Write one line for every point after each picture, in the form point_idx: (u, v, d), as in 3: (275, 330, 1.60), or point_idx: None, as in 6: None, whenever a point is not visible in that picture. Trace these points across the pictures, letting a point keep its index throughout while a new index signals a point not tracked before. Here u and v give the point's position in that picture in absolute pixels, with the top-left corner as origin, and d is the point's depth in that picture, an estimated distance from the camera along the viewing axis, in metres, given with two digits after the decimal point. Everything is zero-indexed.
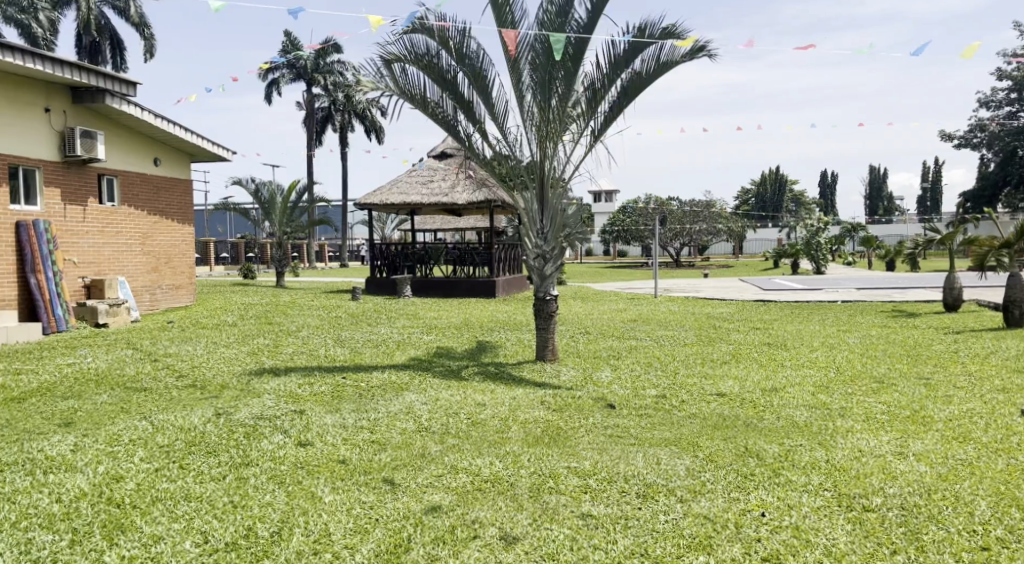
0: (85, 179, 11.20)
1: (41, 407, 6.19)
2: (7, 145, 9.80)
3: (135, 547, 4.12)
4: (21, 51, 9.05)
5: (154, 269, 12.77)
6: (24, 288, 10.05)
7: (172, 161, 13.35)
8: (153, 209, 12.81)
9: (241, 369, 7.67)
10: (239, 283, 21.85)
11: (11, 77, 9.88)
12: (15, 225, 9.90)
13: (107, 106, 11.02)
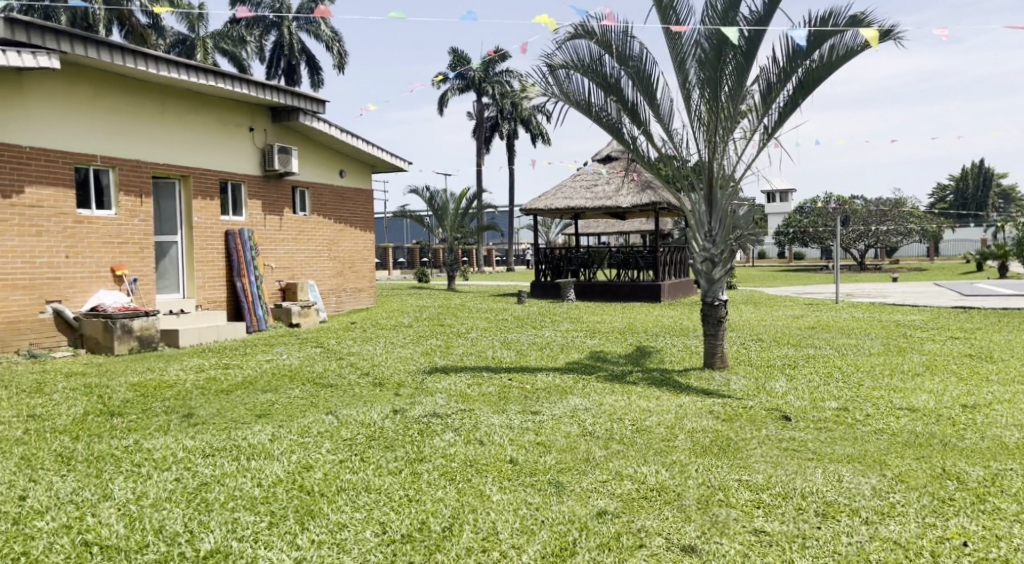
0: (281, 191, 12.34)
1: (246, 399, 6.90)
2: (218, 163, 11.00)
3: (324, 532, 4.47)
4: (232, 78, 10.17)
5: (339, 273, 13.81)
6: (231, 290, 11.23)
7: (356, 173, 14.37)
8: (339, 217, 13.85)
9: (415, 368, 8.10)
10: (416, 286, 23.07)
11: (224, 102, 11.13)
12: (224, 234, 11.12)
13: (300, 123, 12.06)
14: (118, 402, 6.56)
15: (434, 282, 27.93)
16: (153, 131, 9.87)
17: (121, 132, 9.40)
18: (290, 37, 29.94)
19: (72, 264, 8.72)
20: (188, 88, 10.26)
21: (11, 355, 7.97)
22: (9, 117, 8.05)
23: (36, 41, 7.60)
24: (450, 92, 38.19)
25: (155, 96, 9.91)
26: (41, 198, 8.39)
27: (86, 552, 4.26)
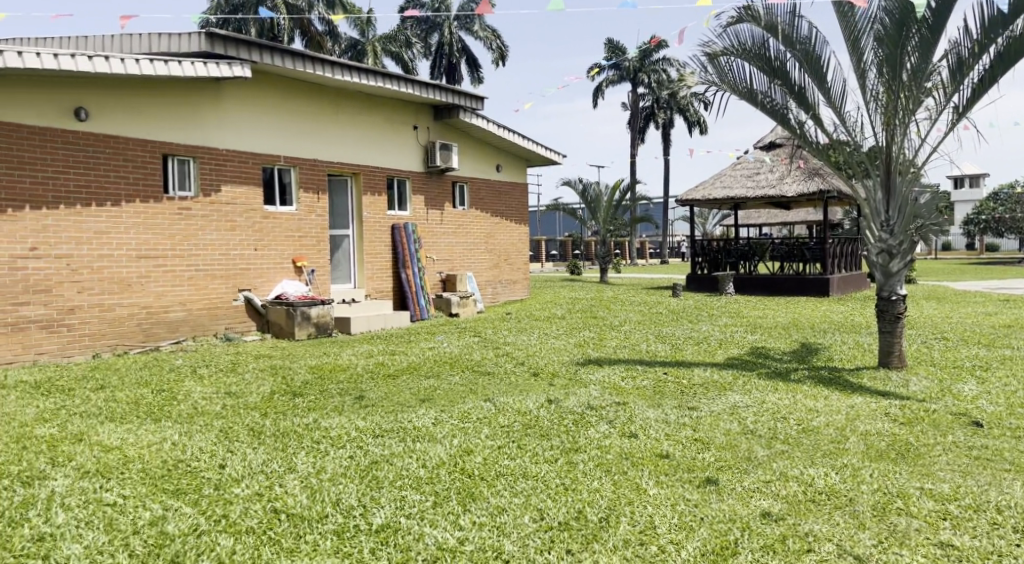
0: (442, 186, 12.86)
1: (411, 383, 7.28)
2: (385, 161, 11.63)
3: (484, 515, 4.64)
4: (399, 79, 10.73)
5: (496, 265, 14.20)
6: (396, 282, 11.86)
7: (512, 167, 14.69)
8: (496, 211, 14.22)
9: (569, 359, 8.18)
10: (568, 279, 23.25)
11: (391, 102, 11.76)
12: (390, 228, 11.75)
13: (460, 120, 12.50)
14: (298, 383, 7.14)
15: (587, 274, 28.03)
16: (328, 132, 10.60)
17: (301, 134, 10.17)
18: (451, 36, 31.38)
19: (259, 256, 9.57)
20: (359, 90, 10.93)
21: (210, 338, 8.89)
22: (209, 123, 8.96)
23: (231, 53, 8.40)
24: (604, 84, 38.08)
25: (330, 99, 10.64)
26: (236, 196, 9.26)
27: (275, 518, 4.69)
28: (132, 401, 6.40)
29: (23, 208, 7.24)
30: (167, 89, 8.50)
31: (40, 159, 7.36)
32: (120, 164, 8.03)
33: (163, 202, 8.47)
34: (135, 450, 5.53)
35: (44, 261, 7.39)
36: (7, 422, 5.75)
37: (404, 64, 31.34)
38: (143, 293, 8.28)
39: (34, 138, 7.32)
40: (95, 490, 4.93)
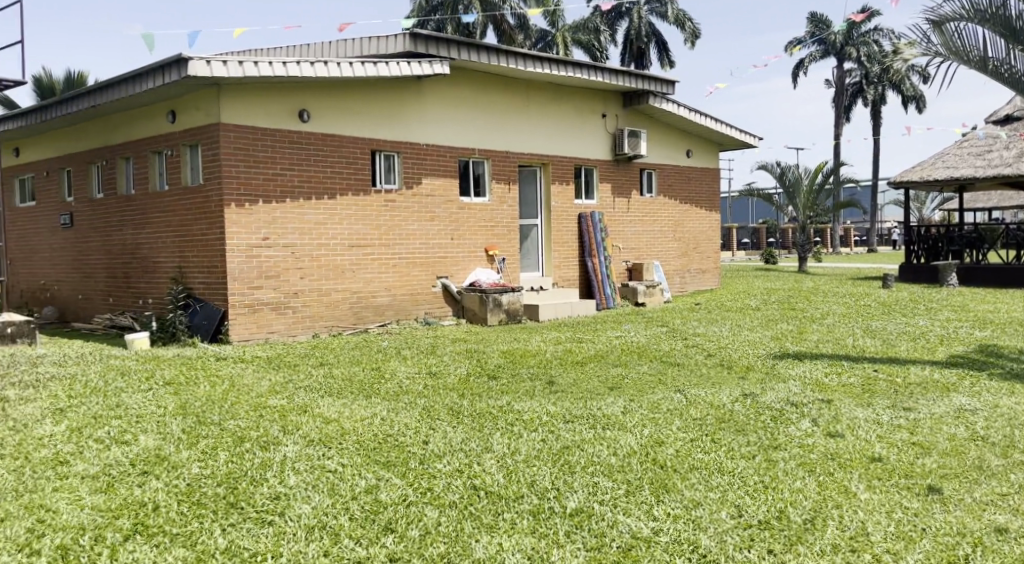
0: (630, 174, 12.76)
1: (599, 371, 7.32)
2: (573, 149, 11.72)
3: (678, 507, 4.56)
4: (589, 67, 10.77)
5: (684, 254, 13.91)
6: (582, 270, 11.98)
7: (702, 152, 14.26)
8: (685, 198, 13.89)
9: (765, 352, 7.82)
10: (760, 268, 22.22)
11: (581, 91, 11.84)
12: (577, 217, 11.87)
13: (650, 106, 12.32)
14: (492, 367, 7.44)
15: (784, 264, 26.61)
16: (519, 123, 10.87)
17: (494, 126, 10.52)
18: (638, 21, 30.97)
19: (454, 245, 10.04)
20: (548, 81, 11.10)
21: (411, 322, 9.49)
22: (411, 119, 9.52)
23: (432, 51, 8.88)
24: (806, 60, 35.82)
25: (521, 92, 10.90)
26: (434, 188, 9.78)
27: (476, 495, 4.91)
28: (346, 378, 7.00)
29: (257, 202, 8.11)
30: (376, 90, 9.14)
31: (271, 158, 8.21)
32: (335, 160, 8.76)
33: (371, 194, 9.12)
34: (350, 423, 6.03)
35: (274, 249, 8.24)
36: (246, 392, 6.51)
37: (596, 52, 31.60)
38: (355, 279, 8.98)
39: (266, 139, 8.17)
40: (319, 457, 5.44)
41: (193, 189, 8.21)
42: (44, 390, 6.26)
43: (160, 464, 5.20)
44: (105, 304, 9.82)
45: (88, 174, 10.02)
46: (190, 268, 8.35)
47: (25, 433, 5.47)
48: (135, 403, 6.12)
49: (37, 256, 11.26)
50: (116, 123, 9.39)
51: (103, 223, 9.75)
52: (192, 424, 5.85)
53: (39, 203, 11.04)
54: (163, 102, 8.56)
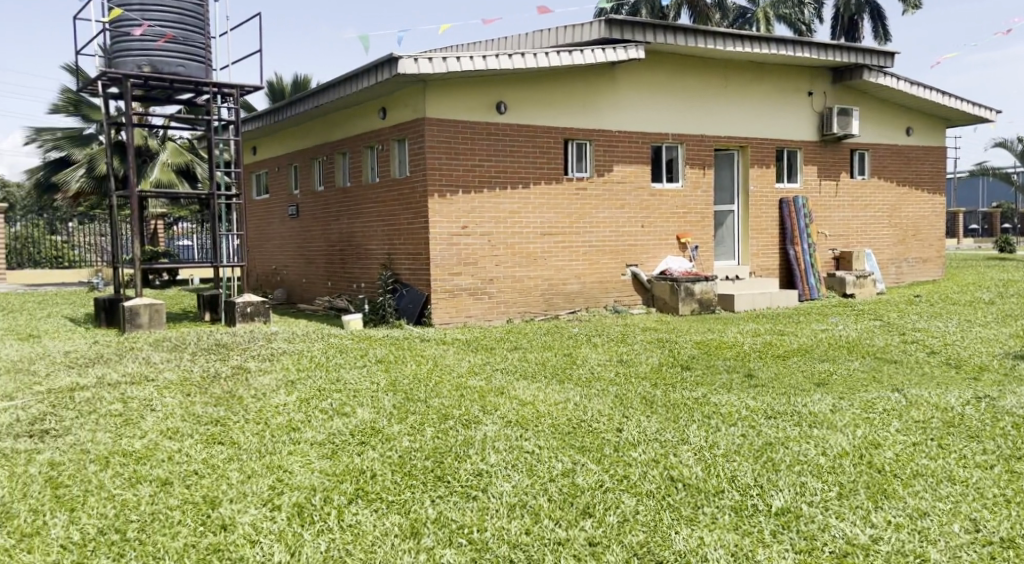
0: (839, 155, 11.89)
1: (803, 366, 6.92)
2: (774, 131, 11.12)
3: (901, 516, 4.22)
4: (794, 42, 10.16)
5: (902, 241, 12.78)
6: (783, 259, 11.40)
7: (926, 129, 12.95)
8: (903, 180, 12.72)
9: (1002, 352, 6.98)
10: (992, 257, 19.81)
11: (786, 69, 11.19)
12: (778, 202, 11.28)
13: (864, 81, 11.38)
14: (686, 357, 7.29)
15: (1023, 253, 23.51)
16: (715, 106, 10.49)
17: (688, 110, 10.24)
18: None
19: (646, 233, 9.94)
20: (749, 60, 10.62)
21: (601, 309, 9.55)
22: (605, 106, 9.53)
23: (628, 36, 8.83)
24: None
25: (718, 73, 10.50)
26: (626, 175, 9.72)
27: (673, 486, 4.84)
28: (540, 362, 7.18)
29: (457, 192, 8.53)
30: (570, 79, 9.24)
31: (470, 149, 8.59)
32: (530, 150, 8.98)
33: (564, 182, 9.26)
34: (544, 407, 6.16)
35: (473, 237, 8.63)
36: (448, 372, 6.89)
37: (801, 27, 29.75)
38: (547, 266, 9.17)
39: (466, 132, 8.56)
40: (516, 438, 5.63)
41: (401, 181, 8.81)
42: (277, 363, 7.02)
43: (375, 435, 5.65)
44: (325, 287, 10.86)
45: (312, 169, 11.08)
46: (398, 254, 8.99)
47: (265, 401, 6.17)
48: (353, 379, 6.69)
49: (268, 243, 12.66)
50: (335, 121, 10.28)
51: (322, 213, 10.73)
52: (402, 400, 6.29)
53: (271, 196, 12.34)
54: (375, 100, 9.24)
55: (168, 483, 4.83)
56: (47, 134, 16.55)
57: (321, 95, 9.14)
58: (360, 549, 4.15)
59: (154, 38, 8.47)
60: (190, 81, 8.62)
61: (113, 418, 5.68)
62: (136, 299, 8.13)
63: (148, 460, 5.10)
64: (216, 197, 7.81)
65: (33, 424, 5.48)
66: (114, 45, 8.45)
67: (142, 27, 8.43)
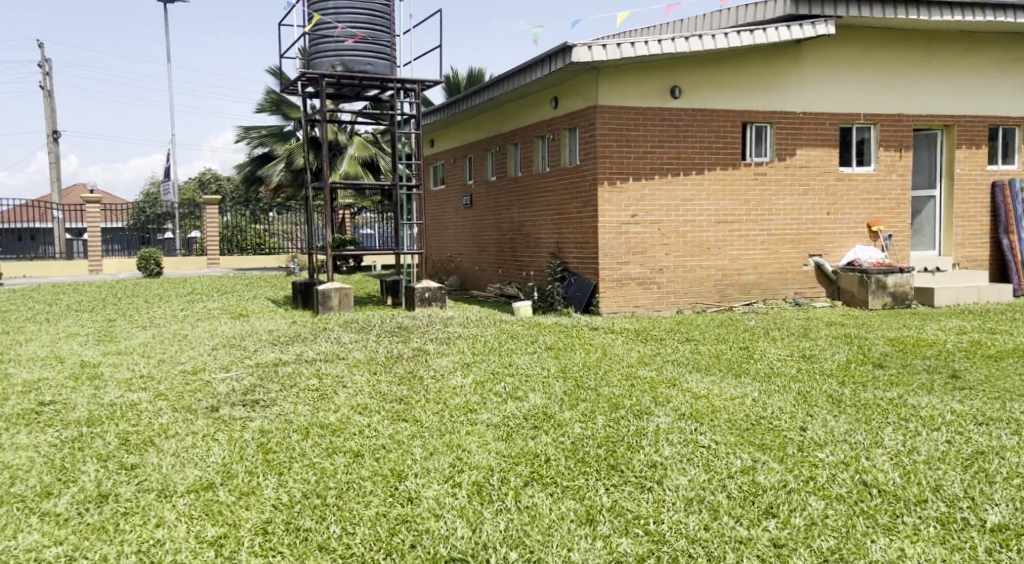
0: None
1: (1021, 369, 6.21)
2: (985, 108, 10.01)
3: None
4: (1014, 7, 9.07)
5: None
6: (995, 249, 10.32)
7: None
8: None
9: None
10: None
11: (1004, 37, 10.00)
12: (990, 186, 10.17)
13: None
14: (878, 355, 6.78)
15: None
16: (914, 82, 9.61)
17: (883, 87, 9.46)
18: None
19: (831, 221, 9.37)
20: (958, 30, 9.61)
21: (780, 302, 9.15)
22: (789, 87, 9.05)
23: (817, 11, 8.32)
24: None
25: (919, 46, 9.61)
26: (810, 159, 9.19)
27: (866, 491, 4.51)
28: (715, 355, 6.97)
29: (627, 179, 8.55)
30: (750, 60, 8.87)
31: (643, 136, 8.56)
32: (705, 135, 8.77)
33: (740, 168, 8.95)
34: (720, 401, 5.93)
35: (643, 225, 8.62)
36: (618, 361, 6.86)
37: None
38: (720, 256, 8.93)
39: (638, 118, 8.54)
40: (691, 431, 5.46)
41: (571, 170, 8.98)
42: (453, 346, 7.33)
43: (548, 421, 5.71)
44: (496, 275, 11.25)
45: (485, 160, 11.46)
46: (567, 243, 9.21)
47: (444, 381, 6.45)
48: (525, 364, 6.84)
49: (443, 232, 13.26)
50: (508, 112, 10.56)
51: (495, 203, 11.08)
52: (573, 387, 6.31)
53: (447, 187, 12.88)
54: (548, 90, 9.41)
55: (360, 455, 5.15)
56: (255, 131, 18.43)
57: (498, 86, 9.45)
58: (538, 531, 4.21)
59: (345, 39, 9.10)
60: (376, 78, 9.12)
61: (311, 392, 6.18)
62: (328, 283, 8.79)
63: (342, 433, 5.48)
64: (398, 188, 8.25)
65: (245, 394, 6.07)
66: (313, 47, 9.19)
67: (337, 29, 9.09)
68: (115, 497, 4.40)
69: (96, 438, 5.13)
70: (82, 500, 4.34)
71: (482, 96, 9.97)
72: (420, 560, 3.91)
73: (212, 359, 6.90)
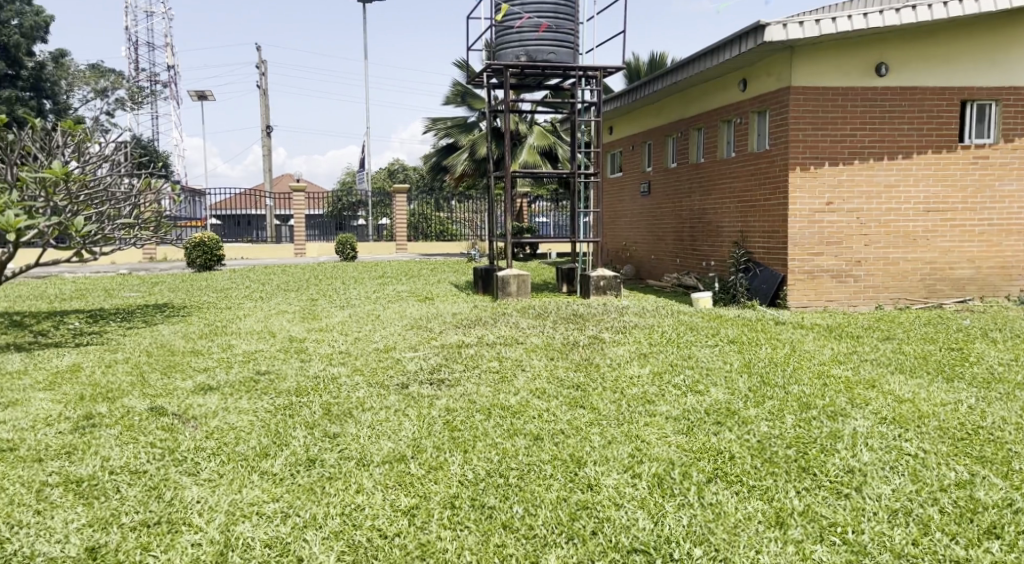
0: None
1: None
2: None
3: None
4: None
5: None
6: None
7: None
8: None
9: None
10: None
11: None
12: None
13: None
14: None
15: None
16: None
17: None
18: None
19: None
20: None
21: (1001, 300, 8.22)
22: (1016, 59, 8.06)
23: None
24: None
25: None
26: None
27: None
28: (921, 356, 6.38)
29: (823, 165, 8.10)
30: (975, 30, 7.97)
31: (841, 118, 8.05)
32: (915, 116, 8.05)
33: (957, 151, 8.12)
34: (928, 406, 5.41)
35: (839, 214, 8.13)
36: (809, 358, 6.47)
37: None
38: (929, 248, 8.20)
39: (836, 99, 8.04)
40: (895, 437, 5.01)
41: (760, 154, 8.64)
42: (630, 336, 7.26)
43: (732, 417, 5.42)
44: (673, 264, 11.03)
45: (666, 146, 11.26)
46: (751, 233, 8.88)
47: (621, 370, 6.40)
48: (705, 357, 6.63)
49: (619, 220, 13.17)
50: (693, 96, 10.29)
51: (674, 190, 10.88)
52: (758, 384, 6.00)
53: (624, 175, 12.80)
54: (738, 71, 9.07)
55: (539, 438, 5.17)
56: (442, 123, 19.20)
57: (684, 68, 9.26)
58: (723, 529, 4.03)
59: (531, 29, 9.24)
60: (560, 66, 9.19)
61: (492, 374, 6.38)
62: (507, 269, 9.01)
63: (522, 415, 5.56)
64: (576, 176, 8.29)
65: (432, 373, 6.39)
66: (498, 39, 9.43)
67: (522, 20, 9.26)
68: (321, 462, 4.74)
69: (304, 407, 5.60)
70: (294, 463, 4.71)
71: (666, 80, 9.81)
72: (603, 547, 3.88)
73: (402, 339, 7.31)
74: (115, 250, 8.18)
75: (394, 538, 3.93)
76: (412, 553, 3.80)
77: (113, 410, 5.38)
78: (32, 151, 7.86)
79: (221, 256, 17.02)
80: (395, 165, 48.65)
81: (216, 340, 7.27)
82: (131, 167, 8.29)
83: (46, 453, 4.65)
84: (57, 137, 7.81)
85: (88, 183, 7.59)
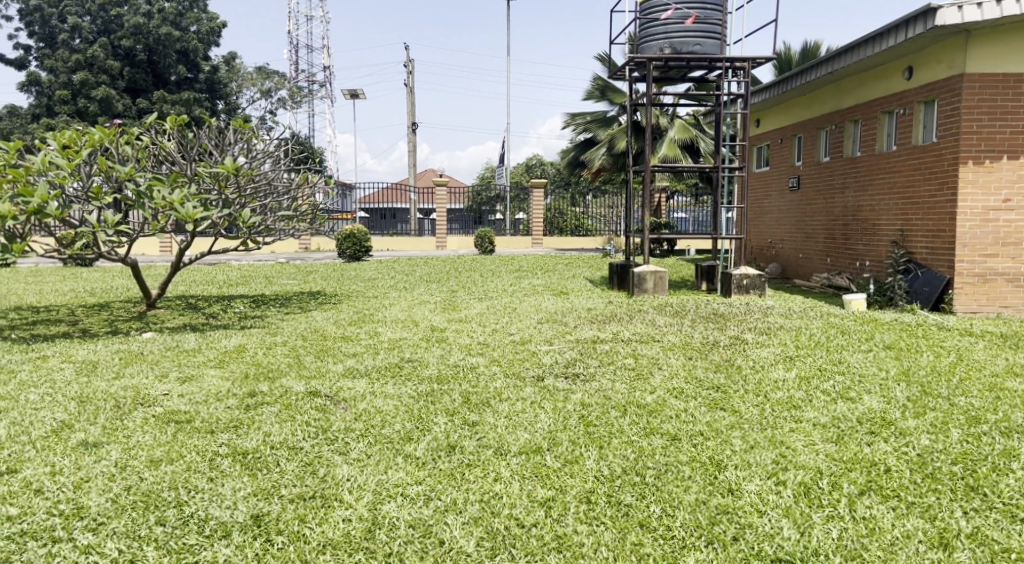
0: None
1: None
2: None
3: None
4: None
5: None
6: None
7: None
8: None
9: None
10: None
11: None
12: None
13: None
14: None
15: None
16: None
17: None
18: None
19: None
20: None
21: None
22: None
23: None
24: None
25: None
26: None
27: None
28: None
29: (1000, 158, 7.42)
30: None
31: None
32: None
33: None
34: None
35: (1018, 213, 7.45)
36: (977, 368, 5.95)
37: None
38: None
39: (1019, 86, 7.34)
40: None
41: (926, 147, 8.03)
42: (774, 337, 6.97)
43: (888, 428, 5.06)
44: (824, 265, 10.47)
45: (818, 139, 10.69)
46: (913, 232, 8.29)
47: (764, 373, 6.14)
48: (859, 362, 6.25)
49: (765, 217, 12.67)
50: (851, 86, 9.70)
51: (826, 185, 10.33)
52: (918, 393, 5.58)
53: (771, 168, 12.29)
54: (903, 59, 8.46)
55: (677, 438, 5.05)
56: (580, 118, 19.18)
57: (843, 57, 8.74)
58: (878, 546, 3.78)
59: (678, 20, 9.07)
60: (706, 58, 8.95)
61: (628, 370, 6.32)
62: (643, 266, 8.89)
63: (659, 414, 5.44)
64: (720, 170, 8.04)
65: (568, 367, 6.41)
66: (643, 31, 9.29)
67: (669, 12, 9.11)
68: (461, 449, 4.87)
69: (445, 395, 5.77)
70: (435, 448, 4.87)
71: (822, 70, 9.30)
72: (744, 554, 3.75)
73: (538, 332, 7.38)
74: (276, 239, 8.80)
75: (531, 528, 3.98)
76: (549, 544, 3.84)
77: (273, 390, 5.78)
78: (208, 149, 8.60)
79: (367, 247, 17.87)
80: (535, 160, 49.11)
81: (364, 327, 7.64)
82: (290, 162, 8.85)
83: (217, 425, 5.07)
84: (229, 135, 8.49)
85: (253, 178, 8.22)
